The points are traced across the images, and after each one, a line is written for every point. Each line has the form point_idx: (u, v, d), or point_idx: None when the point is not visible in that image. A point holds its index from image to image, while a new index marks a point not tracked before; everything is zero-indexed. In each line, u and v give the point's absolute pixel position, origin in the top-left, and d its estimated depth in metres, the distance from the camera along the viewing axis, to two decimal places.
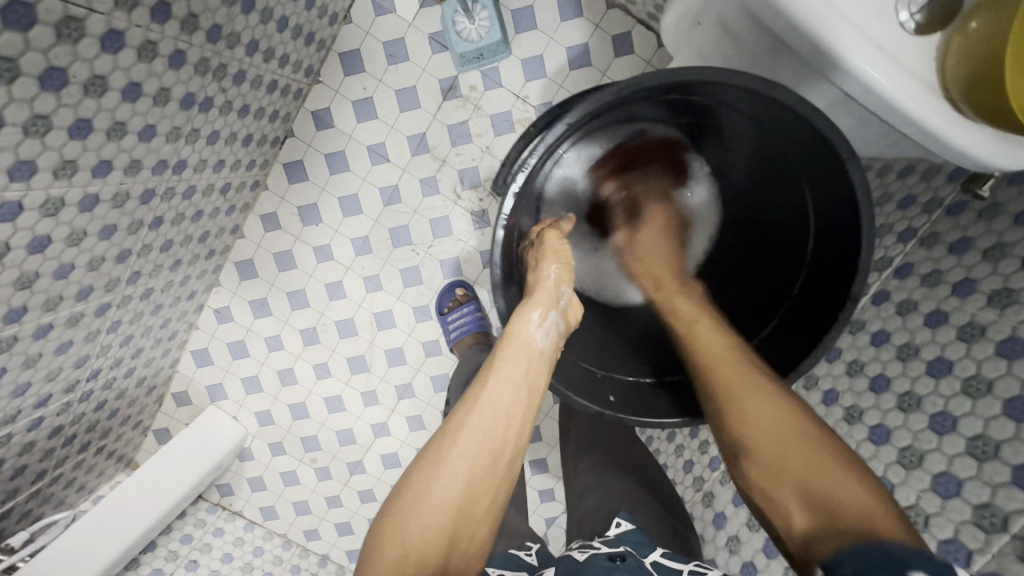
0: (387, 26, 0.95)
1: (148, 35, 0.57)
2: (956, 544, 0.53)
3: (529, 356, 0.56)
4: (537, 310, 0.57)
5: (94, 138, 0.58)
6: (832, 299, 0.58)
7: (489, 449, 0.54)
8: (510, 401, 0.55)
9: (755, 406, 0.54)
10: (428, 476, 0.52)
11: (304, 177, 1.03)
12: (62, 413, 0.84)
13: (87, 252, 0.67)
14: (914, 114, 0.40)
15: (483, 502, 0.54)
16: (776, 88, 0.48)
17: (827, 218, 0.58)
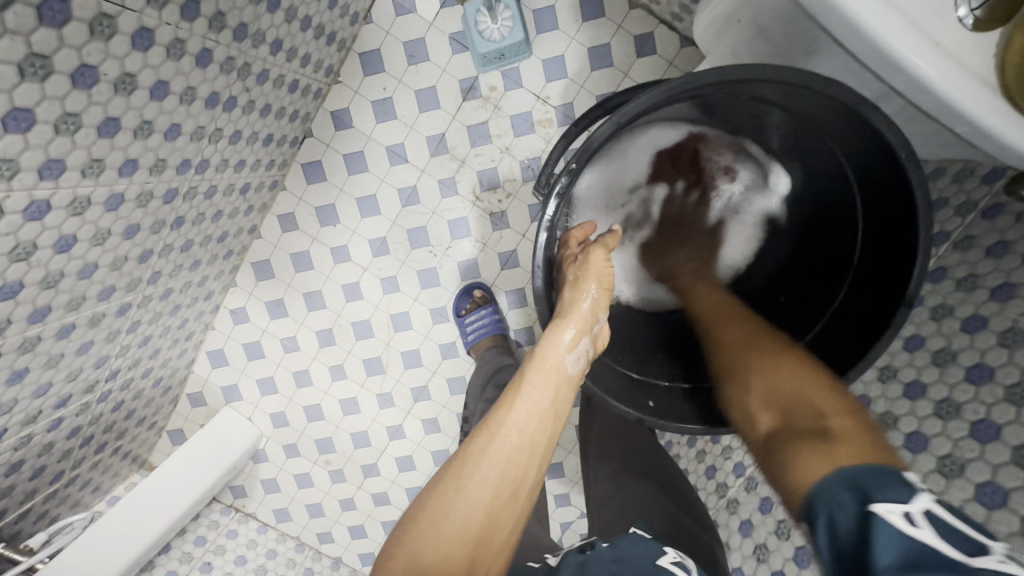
0: (408, 26, 0.95)
1: (177, 33, 0.57)
2: None
3: (560, 376, 0.53)
4: (570, 330, 0.55)
5: (122, 136, 0.57)
6: (882, 304, 0.57)
7: (511, 478, 0.48)
8: (536, 427, 0.50)
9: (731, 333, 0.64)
10: (446, 503, 0.47)
11: (322, 178, 1.03)
12: (81, 413, 0.83)
13: (111, 252, 0.67)
14: (962, 108, 0.39)
15: (502, 535, 0.48)
16: (831, 86, 0.46)
17: (879, 218, 0.56)
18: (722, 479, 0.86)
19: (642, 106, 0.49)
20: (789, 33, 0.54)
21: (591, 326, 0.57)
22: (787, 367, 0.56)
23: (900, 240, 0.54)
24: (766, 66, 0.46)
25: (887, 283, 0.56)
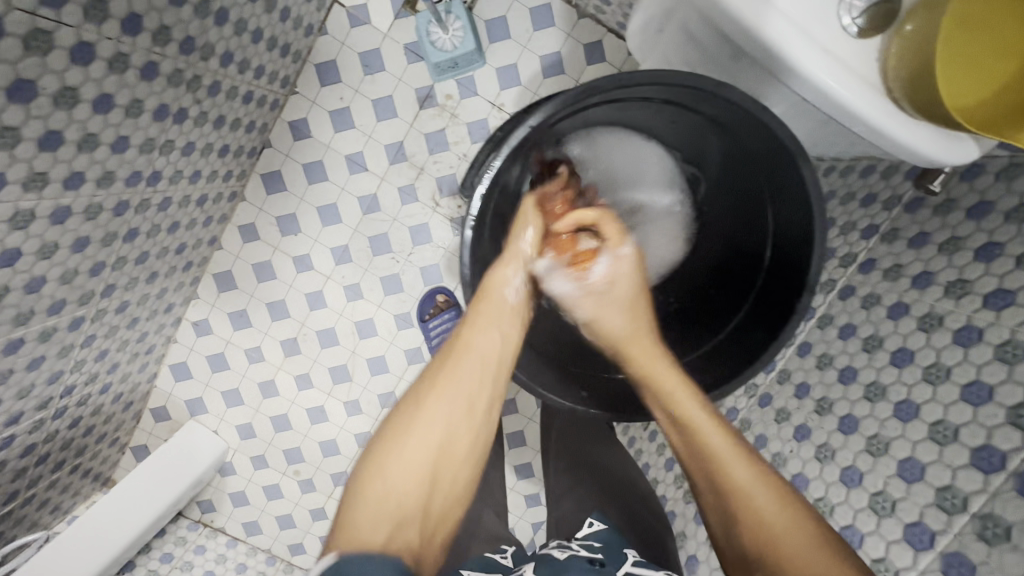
0: (362, 38, 0.97)
1: (120, 47, 0.57)
2: (921, 526, 0.55)
3: (505, 306, 0.68)
4: (513, 268, 0.68)
5: (66, 150, 0.58)
6: (792, 289, 0.65)
7: (466, 392, 0.65)
8: (487, 350, 0.66)
9: (733, 471, 0.59)
10: (413, 414, 0.64)
11: (282, 187, 1.03)
12: (35, 431, 0.82)
13: (60, 265, 0.67)
14: (882, 127, 0.47)
15: (462, 444, 0.65)
16: (725, 89, 0.55)
17: (784, 212, 0.66)
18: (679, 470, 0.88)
19: (557, 115, 0.57)
20: (702, 57, 0.61)
21: (531, 262, 0.70)
22: (790, 524, 0.55)
23: (801, 230, 0.63)
24: (667, 72, 0.54)
25: (793, 268, 0.65)
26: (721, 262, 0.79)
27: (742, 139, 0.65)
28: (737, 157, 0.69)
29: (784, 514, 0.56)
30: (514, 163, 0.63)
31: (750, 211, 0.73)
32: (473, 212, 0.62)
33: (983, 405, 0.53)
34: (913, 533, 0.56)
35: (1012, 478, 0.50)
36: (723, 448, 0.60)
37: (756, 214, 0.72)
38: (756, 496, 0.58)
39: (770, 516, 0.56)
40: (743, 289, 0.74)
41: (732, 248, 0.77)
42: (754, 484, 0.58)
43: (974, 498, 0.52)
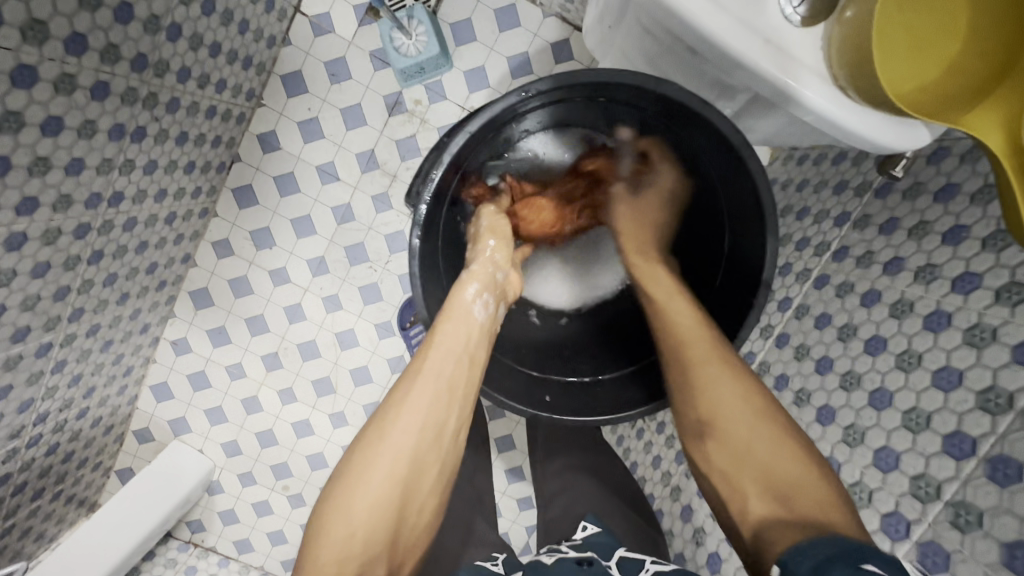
0: (327, 46, 0.96)
1: (65, 68, 0.56)
2: (897, 516, 0.55)
3: (466, 323, 0.66)
4: (471, 288, 0.68)
5: (15, 174, 0.57)
6: (747, 286, 0.65)
7: (431, 421, 0.64)
8: (450, 372, 0.65)
9: (716, 383, 0.62)
10: (374, 451, 0.62)
11: (254, 201, 1.02)
12: (9, 460, 0.81)
13: (20, 291, 0.66)
14: (841, 124, 0.48)
15: (428, 472, 0.64)
16: (663, 85, 0.56)
17: (738, 208, 0.66)
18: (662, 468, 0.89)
19: (502, 113, 0.59)
20: (659, 50, 0.60)
21: (486, 275, 0.70)
22: (769, 435, 0.58)
23: (753, 224, 0.63)
24: (603, 70, 0.56)
25: (748, 267, 0.65)
26: (685, 265, 0.79)
27: (690, 136, 0.65)
28: (691, 156, 0.70)
29: (765, 425, 0.59)
30: (458, 168, 0.65)
31: (711, 213, 0.73)
32: (420, 220, 0.62)
33: (953, 390, 0.52)
34: (890, 523, 0.56)
35: (983, 464, 0.49)
36: (713, 363, 0.62)
37: (714, 214, 0.73)
38: (739, 407, 0.60)
39: (752, 424, 0.59)
40: (705, 289, 0.75)
41: (692, 251, 0.78)
42: (735, 401, 0.61)
43: (946, 486, 0.51)
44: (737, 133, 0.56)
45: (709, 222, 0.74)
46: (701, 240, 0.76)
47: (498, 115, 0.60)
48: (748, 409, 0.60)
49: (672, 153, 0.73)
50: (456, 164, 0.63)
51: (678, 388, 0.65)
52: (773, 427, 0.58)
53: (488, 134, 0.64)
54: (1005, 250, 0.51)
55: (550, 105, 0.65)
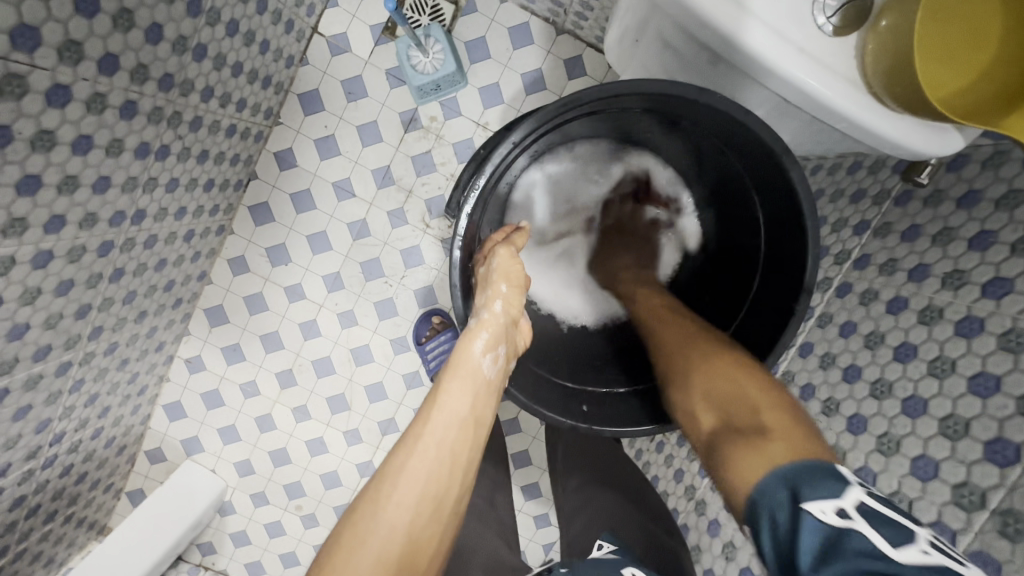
0: (344, 65, 0.97)
1: (96, 87, 0.57)
2: (940, 526, 0.54)
3: (476, 377, 0.58)
4: (479, 342, 0.59)
5: (45, 193, 0.57)
6: (787, 292, 0.65)
7: (433, 493, 0.52)
8: (456, 436, 0.55)
9: (671, 335, 0.66)
10: (364, 528, 0.50)
11: (270, 218, 1.03)
12: (24, 481, 0.79)
13: (44, 310, 0.66)
14: (868, 124, 0.48)
15: (425, 555, 0.52)
16: (705, 94, 0.56)
17: (775, 216, 0.66)
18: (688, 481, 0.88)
19: (538, 128, 0.61)
20: (686, 67, 0.61)
21: (500, 328, 0.61)
22: (712, 361, 0.59)
23: (792, 232, 0.63)
24: (641, 81, 0.57)
25: (786, 272, 0.65)
26: (719, 272, 0.79)
27: (725, 144, 0.66)
28: (724, 161, 0.71)
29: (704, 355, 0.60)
30: (497, 180, 0.66)
31: (744, 219, 0.73)
32: (460, 233, 0.64)
33: (992, 396, 0.52)
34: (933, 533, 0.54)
35: None
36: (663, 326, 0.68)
37: (748, 221, 0.73)
38: (686, 348, 0.63)
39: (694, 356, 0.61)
40: (740, 295, 0.75)
41: (731, 257, 0.78)
42: (683, 345, 0.63)
43: (991, 493, 0.50)
44: (779, 141, 0.57)
45: (742, 228, 0.74)
46: (735, 247, 0.77)
47: (538, 127, 0.60)
48: (694, 347, 0.62)
49: (704, 157, 0.73)
50: (495, 177, 0.64)
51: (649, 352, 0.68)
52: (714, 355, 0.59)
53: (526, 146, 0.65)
54: None
55: (584, 116, 0.66)
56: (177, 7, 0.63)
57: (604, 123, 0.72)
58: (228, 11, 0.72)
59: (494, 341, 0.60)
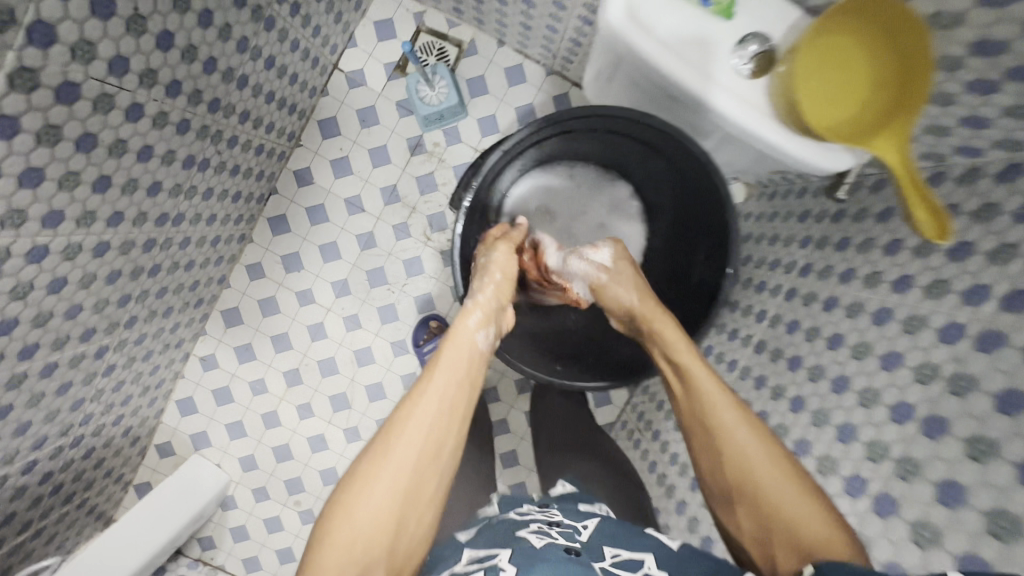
0: (360, 97, 1.10)
1: (162, 107, 0.69)
2: (859, 479, 0.63)
3: (470, 347, 0.68)
4: (472, 317, 0.70)
5: (113, 192, 0.68)
6: (716, 278, 0.78)
7: (434, 438, 0.60)
8: (452, 392, 0.63)
9: (734, 439, 0.62)
10: (374, 462, 0.57)
11: (287, 229, 1.14)
12: (54, 457, 0.87)
13: (95, 295, 0.76)
14: (789, 150, 0.58)
15: (426, 491, 0.58)
16: (647, 117, 0.72)
17: (712, 218, 0.78)
18: (664, 471, 0.97)
19: (523, 139, 0.76)
20: (646, 98, 0.74)
21: (490, 310, 0.72)
22: (792, 492, 0.57)
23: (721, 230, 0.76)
24: (595, 105, 0.73)
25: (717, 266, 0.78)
26: (669, 271, 0.90)
27: (665, 159, 0.80)
28: (668, 176, 0.83)
29: (781, 476, 0.58)
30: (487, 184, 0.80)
31: (686, 224, 0.85)
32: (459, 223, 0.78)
33: (896, 368, 0.62)
34: (852, 485, 0.64)
35: (922, 425, 0.58)
36: (730, 419, 0.63)
37: (688, 225, 0.85)
38: (763, 463, 0.59)
39: (771, 477, 0.58)
40: (684, 287, 0.86)
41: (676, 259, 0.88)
42: (758, 456, 0.60)
43: (893, 446, 0.60)
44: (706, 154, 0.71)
45: (686, 233, 0.86)
46: (677, 249, 0.88)
47: (518, 141, 0.76)
48: (772, 467, 0.59)
49: (651, 173, 0.86)
50: (486, 181, 0.79)
51: (700, 442, 0.65)
52: (794, 486, 0.57)
53: (510, 158, 0.80)
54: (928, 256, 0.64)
55: (554, 133, 0.80)
56: (229, 45, 0.75)
57: (570, 142, 0.85)
58: (268, 48, 0.84)
59: (485, 319, 0.71)
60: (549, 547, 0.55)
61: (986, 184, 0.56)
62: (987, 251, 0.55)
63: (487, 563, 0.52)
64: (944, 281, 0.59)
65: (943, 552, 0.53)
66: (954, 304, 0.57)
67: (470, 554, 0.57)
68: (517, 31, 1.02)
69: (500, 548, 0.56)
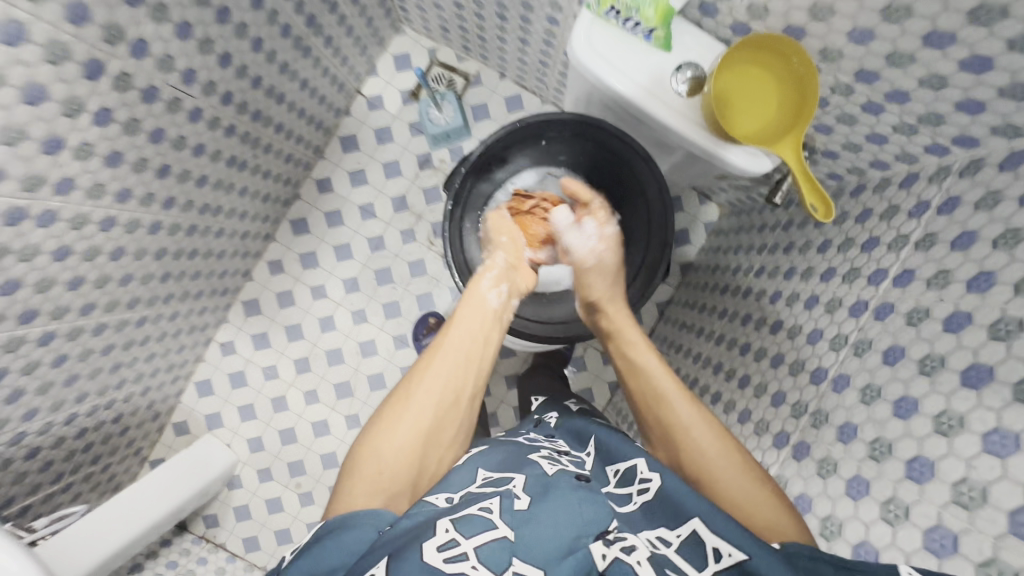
0: (378, 118, 1.26)
1: (216, 113, 0.84)
2: (781, 433, 0.72)
3: (483, 305, 0.75)
4: (486, 282, 0.78)
5: (170, 179, 0.82)
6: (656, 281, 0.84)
7: (452, 384, 0.67)
8: (470, 344, 0.71)
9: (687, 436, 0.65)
10: (399, 405, 0.64)
11: (306, 231, 1.28)
12: (91, 414, 0.99)
13: (143, 268, 0.89)
14: (720, 156, 0.66)
15: (446, 431, 0.65)
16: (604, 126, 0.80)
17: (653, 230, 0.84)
18: None
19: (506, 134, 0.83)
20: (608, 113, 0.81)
21: (501, 271, 0.80)
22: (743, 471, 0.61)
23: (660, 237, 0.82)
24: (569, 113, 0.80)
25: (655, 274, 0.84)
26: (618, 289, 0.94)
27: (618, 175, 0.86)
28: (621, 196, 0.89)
29: (732, 461, 0.62)
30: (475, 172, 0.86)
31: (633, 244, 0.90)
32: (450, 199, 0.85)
33: (817, 341, 0.72)
34: (777, 439, 0.73)
35: (830, 382, 0.67)
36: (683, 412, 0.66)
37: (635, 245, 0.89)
38: (714, 450, 0.62)
39: (720, 462, 0.62)
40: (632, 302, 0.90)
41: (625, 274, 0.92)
42: (709, 442, 0.63)
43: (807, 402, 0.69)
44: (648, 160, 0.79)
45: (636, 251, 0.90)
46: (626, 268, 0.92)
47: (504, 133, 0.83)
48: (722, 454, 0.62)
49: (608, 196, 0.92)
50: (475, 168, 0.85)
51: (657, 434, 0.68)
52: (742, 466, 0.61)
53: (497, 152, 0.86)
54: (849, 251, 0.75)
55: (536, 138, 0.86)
56: (273, 67, 0.90)
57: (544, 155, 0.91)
58: (304, 72, 1.00)
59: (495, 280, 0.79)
60: (562, 474, 0.58)
61: (893, 190, 0.69)
62: (886, 241, 0.67)
63: (503, 491, 0.55)
64: (858, 269, 0.70)
65: (839, 479, 0.62)
66: (861, 285, 0.68)
67: (483, 474, 0.60)
68: (516, 66, 1.17)
69: (514, 472, 0.58)
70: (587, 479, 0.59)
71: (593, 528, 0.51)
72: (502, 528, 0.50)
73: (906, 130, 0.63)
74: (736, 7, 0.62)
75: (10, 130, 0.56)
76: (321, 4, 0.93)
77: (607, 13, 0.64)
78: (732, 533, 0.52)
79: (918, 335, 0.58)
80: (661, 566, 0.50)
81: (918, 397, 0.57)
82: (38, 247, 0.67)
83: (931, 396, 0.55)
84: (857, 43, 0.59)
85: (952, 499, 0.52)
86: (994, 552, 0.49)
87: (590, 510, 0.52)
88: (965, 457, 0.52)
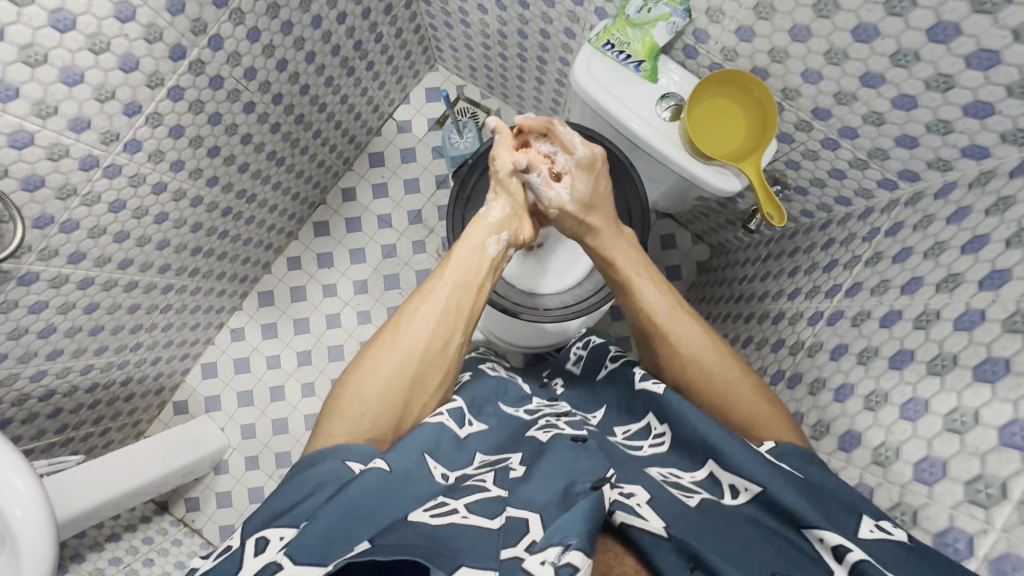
0: (405, 140, 1.40)
1: (267, 110, 0.96)
2: None
3: (479, 252, 0.79)
4: (484, 233, 0.80)
5: (218, 159, 0.94)
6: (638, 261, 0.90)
7: (441, 337, 0.70)
8: (453, 294, 0.74)
9: (680, 334, 0.70)
10: (385, 351, 0.67)
11: (327, 233, 1.39)
12: (104, 370, 1.06)
13: (180, 237, 0.99)
14: (698, 173, 0.75)
15: (433, 378, 0.68)
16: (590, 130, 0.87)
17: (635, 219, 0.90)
18: None
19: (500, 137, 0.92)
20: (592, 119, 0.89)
21: (501, 223, 0.81)
22: (736, 371, 0.66)
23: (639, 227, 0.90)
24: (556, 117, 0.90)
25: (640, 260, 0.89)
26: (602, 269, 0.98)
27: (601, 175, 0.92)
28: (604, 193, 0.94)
29: (719, 356, 0.68)
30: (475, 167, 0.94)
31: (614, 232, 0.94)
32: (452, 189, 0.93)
33: (779, 349, 0.82)
34: None
35: (785, 382, 0.77)
36: (675, 321, 0.71)
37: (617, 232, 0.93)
38: (705, 349, 0.68)
39: (712, 358, 0.67)
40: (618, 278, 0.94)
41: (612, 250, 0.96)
42: (702, 344, 0.69)
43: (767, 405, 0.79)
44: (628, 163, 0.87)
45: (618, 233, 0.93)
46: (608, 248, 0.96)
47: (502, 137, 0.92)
48: (712, 352, 0.68)
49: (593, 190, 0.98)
50: (475, 165, 0.94)
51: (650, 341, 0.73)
52: (731, 366, 0.67)
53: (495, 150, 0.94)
54: (812, 273, 0.83)
55: None
56: (320, 78, 1.04)
57: None
58: (346, 88, 1.14)
59: (497, 224, 0.81)
60: (556, 438, 0.57)
61: (853, 222, 0.79)
62: (842, 262, 0.77)
63: (500, 467, 0.55)
64: (817, 287, 0.79)
65: None
66: (821, 300, 0.77)
67: (479, 459, 0.58)
68: (532, 103, 1.31)
69: (510, 453, 0.58)
70: (583, 438, 0.57)
71: (591, 477, 0.49)
72: (495, 491, 0.49)
73: (860, 164, 0.73)
74: (711, 50, 0.73)
75: (102, 89, 0.68)
76: (368, 33, 1.09)
77: (604, 47, 0.75)
78: (743, 455, 0.51)
79: (859, 333, 0.67)
80: (668, 492, 0.50)
81: (855, 383, 0.65)
82: (100, 195, 0.77)
83: (865, 380, 0.64)
84: (809, 83, 0.68)
85: (872, 460, 0.60)
86: (900, 499, 0.56)
87: (583, 463, 0.52)
88: (885, 424, 0.60)
